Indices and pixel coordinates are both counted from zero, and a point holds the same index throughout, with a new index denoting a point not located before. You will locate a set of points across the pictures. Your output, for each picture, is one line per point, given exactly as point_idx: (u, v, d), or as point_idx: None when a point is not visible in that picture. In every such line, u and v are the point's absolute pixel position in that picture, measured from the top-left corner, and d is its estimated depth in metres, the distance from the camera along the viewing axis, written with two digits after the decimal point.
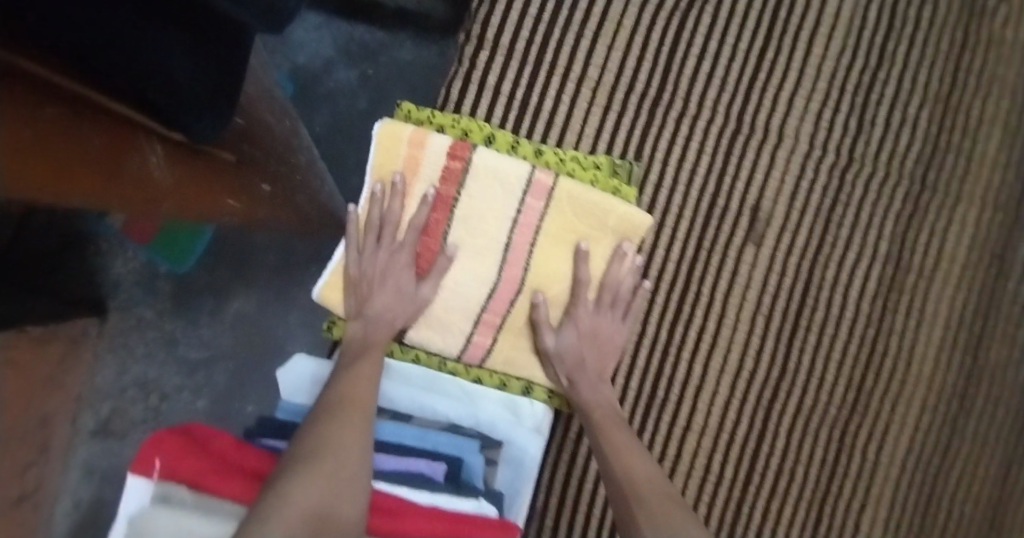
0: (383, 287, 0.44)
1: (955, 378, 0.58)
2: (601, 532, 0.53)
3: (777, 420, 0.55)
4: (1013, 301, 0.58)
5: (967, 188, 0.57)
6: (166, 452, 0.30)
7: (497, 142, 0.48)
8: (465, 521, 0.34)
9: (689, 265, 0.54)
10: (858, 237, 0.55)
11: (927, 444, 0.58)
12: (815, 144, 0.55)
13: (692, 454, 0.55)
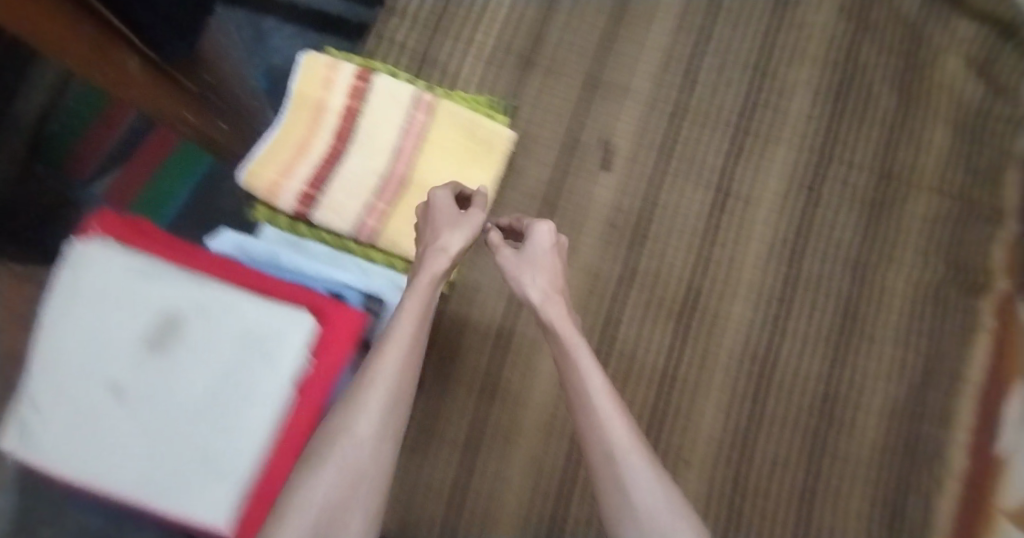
0: (440, 249, 0.48)
1: (776, 283, 0.71)
2: (476, 394, 0.67)
3: (623, 310, 0.69)
4: (825, 223, 0.72)
5: (778, 133, 0.73)
6: (104, 225, 0.45)
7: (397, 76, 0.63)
8: (321, 305, 0.46)
9: (552, 184, 0.71)
10: (687, 167, 0.71)
11: (755, 338, 0.70)
12: (650, 97, 0.73)
13: None
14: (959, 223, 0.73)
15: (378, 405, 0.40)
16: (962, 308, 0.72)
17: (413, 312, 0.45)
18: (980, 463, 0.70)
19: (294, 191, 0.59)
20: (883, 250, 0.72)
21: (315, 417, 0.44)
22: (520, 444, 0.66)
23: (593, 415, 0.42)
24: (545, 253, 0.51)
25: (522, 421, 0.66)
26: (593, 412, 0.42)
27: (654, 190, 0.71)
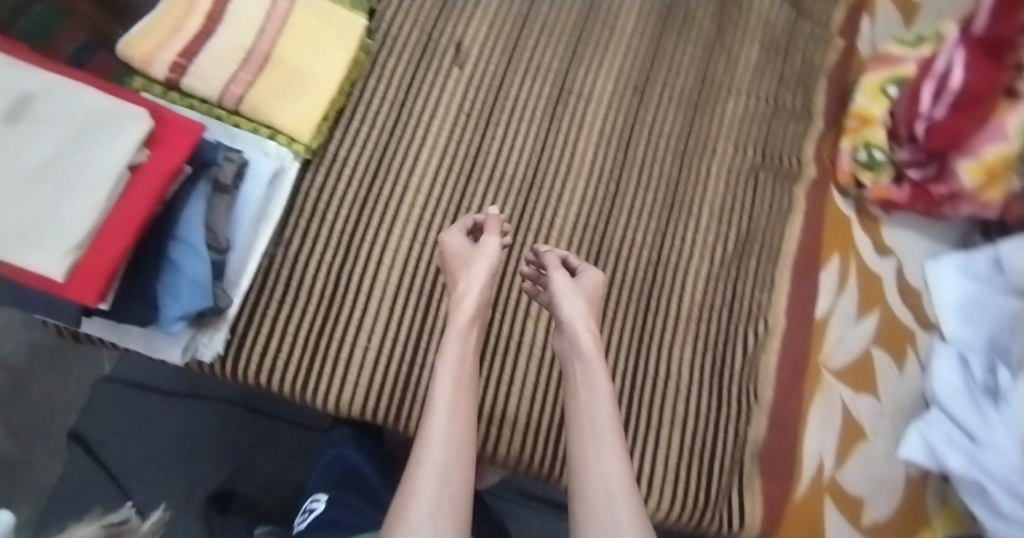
0: (468, 293, 0.61)
1: (611, 165, 0.81)
2: (336, 255, 0.72)
3: (475, 185, 0.77)
4: (650, 118, 0.84)
5: (608, 47, 0.86)
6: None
7: None
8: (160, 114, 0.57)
9: (411, 78, 0.80)
10: (530, 69, 0.83)
11: (592, 212, 0.79)
12: (499, 13, 0.85)
13: (412, 206, 0.75)
14: (770, 119, 0.87)
15: (441, 421, 0.52)
16: (777, 189, 0.84)
17: (450, 356, 0.57)
18: (797, 320, 0.80)
19: (165, 60, 0.68)
20: (704, 138, 0.84)
21: (149, 190, 0.54)
22: (376, 294, 0.72)
23: (585, 414, 0.54)
24: (591, 279, 0.65)
25: (379, 274, 0.73)
26: (589, 424, 0.53)
27: (503, 83, 0.82)
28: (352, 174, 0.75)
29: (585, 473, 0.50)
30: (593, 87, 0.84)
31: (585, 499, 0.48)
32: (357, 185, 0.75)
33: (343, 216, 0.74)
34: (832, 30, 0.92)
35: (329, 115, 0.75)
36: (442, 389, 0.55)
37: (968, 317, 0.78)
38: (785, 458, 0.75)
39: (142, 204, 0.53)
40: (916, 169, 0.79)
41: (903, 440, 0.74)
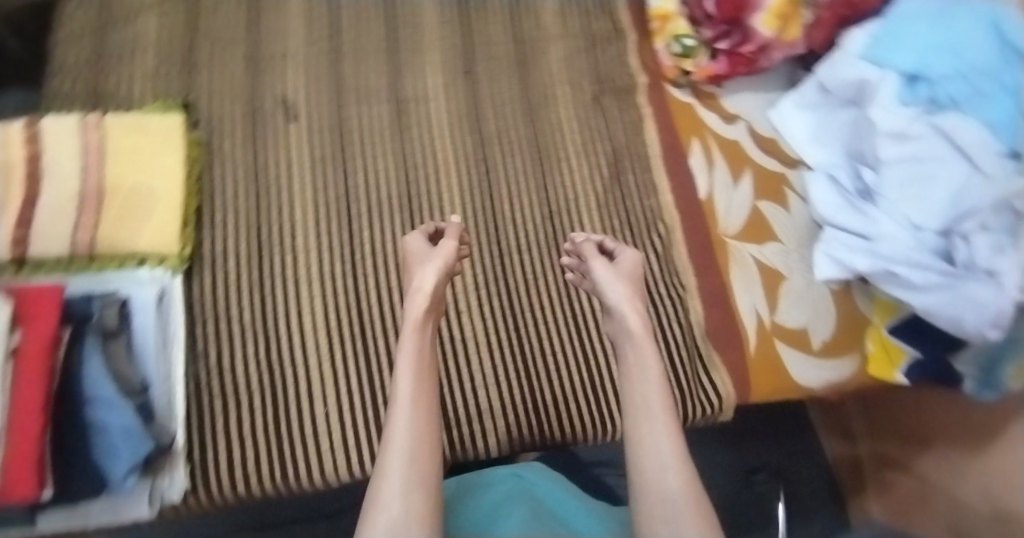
0: (420, 297, 0.64)
1: (474, 150, 0.85)
2: (257, 344, 0.72)
3: (360, 221, 0.79)
4: (490, 95, 0.88)
5: (424, 44, 0.89)
6: None
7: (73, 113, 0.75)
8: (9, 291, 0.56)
9: (253, 150, 0.80)
10: (361, 95, 0.85)
11: (475, 198, 0.82)
12: (310, 55, 0.86)
13: (309, 266, 0.76)
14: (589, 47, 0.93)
15: (404, 422, 0.56)
16: (622, 106, 0.90)
17: (407, 362, 0.61)
18: (689, 208, 0.87)
19: (4, 234, 0.65)
20: (544, 89, 0.89)
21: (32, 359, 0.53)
22: (315, 361, 0.72)
23: (637, 390, 0.64)
24: (628, 260, 0.73)
25: (307, 344, 0.72)
26: (644, 402, 0.63)
27: (342, 116, 0.83)
28: (239, 262, 0.74)
29: (638, 449, 0.60)
30: (426, 84, 0.87)
31: (642, 478, 0.58)
32: (249, 268, 0.74)
33: (249, 303, 0.73)
34: None
35: (189, 218, 0.74)
36: (401, 393, 0.59)
37: (818, 141, 0.89)
38: (730, 327, 0.82)
39: (37, 389, 0.52)
40: (723, 39, 0.88)
41: (817, 264, 0.83)
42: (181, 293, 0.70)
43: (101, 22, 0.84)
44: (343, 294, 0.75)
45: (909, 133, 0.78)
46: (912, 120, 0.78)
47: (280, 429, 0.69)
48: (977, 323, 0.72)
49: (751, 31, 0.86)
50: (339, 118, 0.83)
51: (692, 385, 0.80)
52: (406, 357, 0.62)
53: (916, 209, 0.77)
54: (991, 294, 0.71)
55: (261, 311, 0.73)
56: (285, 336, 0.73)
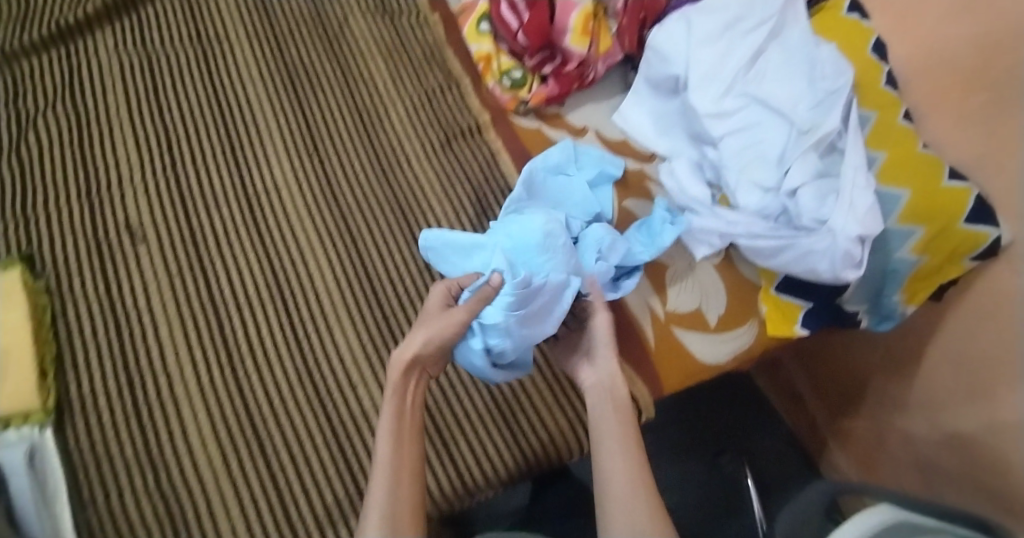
0: (418, 335, 0.56)
1: (320, 258, 0.81)
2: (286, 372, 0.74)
3: (229, 337, 0.75)
4: (349, 186, 0.86)
5: (270, 147, 0.86)
6: None
7: None
8: None
9: (104, 296, 0.74)
10: (215, 212, 0.81)
11: (269, 339, 0.76)
12: (157, 177, 0.81)
13: (207, 400, 0.72)
14: (429, 103, 0.94)
15: (385, 486, 0.49)
16: (472, 147, 0.92)
17: (385, 428, 0.52)
18: None
19: None
20: (397, 159, 0.89)
21: None
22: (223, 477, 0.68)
23: (606, 460, 0.57)
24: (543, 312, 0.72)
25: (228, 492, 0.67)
26: (616, 441, 0.58)
27: (193, 227, 0.80)
28: (171, 381, 0.72)
29: (603, 477, 0.56)
30: (285, 188, 0.84)
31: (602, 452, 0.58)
32: (128, 417, 0.70)
33: (133, 458, 0.68)
34: (423, 11, 1.01)
35: (48, 404, 0.67)
36: (381, 432, 0.52)
37: (660, 135, 0.93)
38: (630, 328, 0.82)
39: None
40: (547, 64, 0.91)
41: (688, 245, 0.86)
42: (56, 447, 0.66)
43: None
44: (253, 385, 0.73)
45: (728, 110, 0.82)
46: (726, 100, 0.82)
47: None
48: (829, 268, 0.75)
49: (569, 53, 0.91)
50: (232, 235, 0.80)
51: (565, 436, 0.76)
52: (384, 422, 0.53)
53: (756, 172, 0.81)
54: (825, 242, 0.74)
55: (183, 429, 0.70)
56: (209, 451, 0.69)
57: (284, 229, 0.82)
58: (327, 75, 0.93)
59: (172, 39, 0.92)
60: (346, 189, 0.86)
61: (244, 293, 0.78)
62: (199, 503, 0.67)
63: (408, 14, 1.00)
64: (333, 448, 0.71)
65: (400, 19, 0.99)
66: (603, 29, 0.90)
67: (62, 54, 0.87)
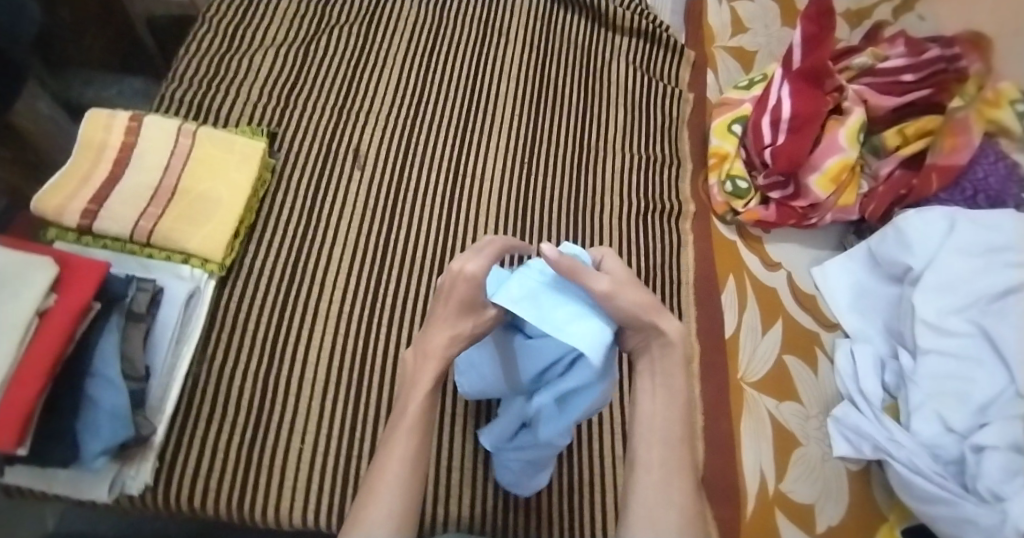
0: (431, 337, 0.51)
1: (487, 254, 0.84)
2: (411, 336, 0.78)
3: (381, 281, 0.81)
4: (540, 206, 0.89)
5: (496, 142, 0.92)
6: (79, 267, 0.61)
7: (92, 121, 0.76)
8: (87, 277, 0.60)
9: (311, 198, 0.84)
10: (424, 174, 0.88)
11: (412, 300, 0.80)
12: (397, 123, 0.90)
13: (339, 323, 0.78)
14: (647, 169, 0.95)
15: (398, 464, 0.49)
16: (666, 228, 0.92)
17: (406, 424, 0.50)
18: (714, 341, 0.86)
19: (76, 209, 0.72)
20: (594, 204, 0.91)
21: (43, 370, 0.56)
22: (316, 398, 0.74)
23: (645, 439, 0.49)
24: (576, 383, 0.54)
25: (314, 412, 0.73)
26: (657, 413, 0.50)
27: (401, 175, 0.87)
28: (322, 293, 0.79)
29: (640, 452, 0.49)
30: (488, 183, 0.89)
31: (638, 496, 0.48)
32: (274, 304, 0.78)
33: (260, 340, 0.76)
34: (681, 86, 1.02)
35: (225, 262, 0.76)
36: (403, 425, 0.50)
37: (852, 309, 0.87)
38: (730, 486, 0.77)
39: (43, 361, 0.56)
40: (777, 188, 0.89)
41: (833, 440, 0.80)
42: (209, 297, 0.75)
43: (221, 46, 0.89)
44: (378, 331, 0.78)
45: (949, 328, 0.76)
46: (952, 318, 0.76)
47: (257, 435, 0.71)
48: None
49: (806, 191, 0.87)
50: (428, 198, 0.87)
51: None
52: (413, 404, 0.51)
53: (948, 408, 0.74)
54: (992, 519, 0.66)
55: (306, 339, 0.77)
56: (317, 369, 0.75)
57: (469, 217, 0.86)
58: (569, 103, 0.97)
59: (464, 15, 1.01)
60: (538, 208, 0.89)
61: (412, 251, 0.83)
62: (290, 404, 0.73)
63: (667, 81, 1.02)
64: None
65: (661, 82, 1.01)
66: (852, 184, 0.86)
67: None
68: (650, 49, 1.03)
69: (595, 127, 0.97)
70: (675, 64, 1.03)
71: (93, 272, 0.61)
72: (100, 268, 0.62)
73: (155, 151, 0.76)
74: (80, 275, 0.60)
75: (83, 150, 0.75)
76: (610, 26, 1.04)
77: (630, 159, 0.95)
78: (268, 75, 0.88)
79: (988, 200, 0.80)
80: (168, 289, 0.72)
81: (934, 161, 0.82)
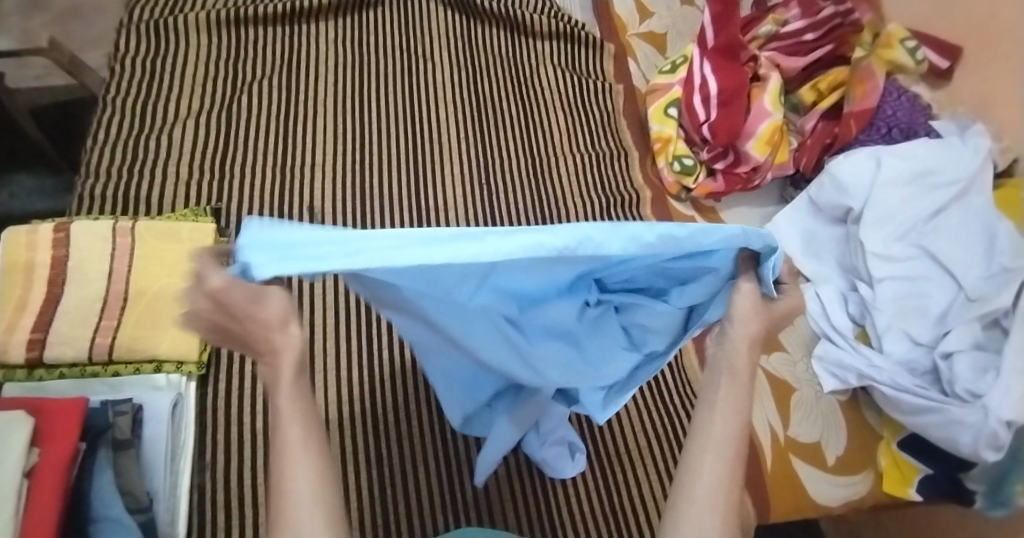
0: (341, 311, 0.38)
1: None
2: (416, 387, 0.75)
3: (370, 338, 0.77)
4: (506, 222, 0.88)
5: (446, 170, 0.91)
6: (53, 410, 0.56)
7: (11, 240, 0.69)
8: (68, 418, 0.55)
9: None
10: (383, 216, 0.85)
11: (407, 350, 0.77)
12: (344, 174, 0.87)
13: (339, 391, 0.74)
14: (597, 165, 0.97)
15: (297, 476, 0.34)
16: (627, 217, 0.92)
17: (286, 379, 0.34)
18: None
19: (20, 342, 0.65)
20: (557, 208, 0.91)
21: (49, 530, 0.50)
22: None
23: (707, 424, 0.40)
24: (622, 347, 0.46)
25: None
26: (721, 398, 0.40)
27: (362, 224, 0.84)
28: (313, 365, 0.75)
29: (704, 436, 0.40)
30: (450, 212, 0.88)
31: (688, 493, 0.38)
32: (266, 389, 0.72)
33: (262, 430, 0.70)
34: (608, 79, 1.05)
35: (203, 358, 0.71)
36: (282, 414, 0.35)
37: (807, 255, 0.94)
38: (748, 444, 0.82)
39: (43, 526, 0.49)
40: (721, 159, 0.94)
41: (821, 377, 0.86)
42: (196, 400, 0.69)
43: (134, 127, 0.84)
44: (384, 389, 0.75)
45: (896, 255, 0.84)
46: (897, 244, 0.84)
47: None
48: (971, 443, 0.70)
49: (746, 156, 0.93)
50: None
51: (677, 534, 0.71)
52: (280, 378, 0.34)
53: (912, 325, 0.81)
54: (975, 416, 0.70)
55: None
56: None
57: None
58: (508, 117, 0.98)
59: (382, 53, 1.00)
60: (504, 224, 0.88)
61: None
62: None
63: (594, 77, 1.05)
64: (444, 480, 0.69)
65: (588, 80, 1.04)
66: (784, 142, 0.95)
67: (288, 37, 0.98)
68: (570, 51, 1.06)
69: (537, 134, 0.98)
70: (597, 61, 1.07)
71: (71, 412, 0.56)
72: (78, 405, 0.57)
73: (95, 257, 0.70)
74: (61, 418, 0.55)
75: (10, 275, 0.68)
76: (525, 36, 1.05)
77: (579, 159, 0.96)
78: (195, 146, 0.84)
79: (902, 133, 0.90)
80: (150, 403, 0.65)
81: (850, 109, 0.92)
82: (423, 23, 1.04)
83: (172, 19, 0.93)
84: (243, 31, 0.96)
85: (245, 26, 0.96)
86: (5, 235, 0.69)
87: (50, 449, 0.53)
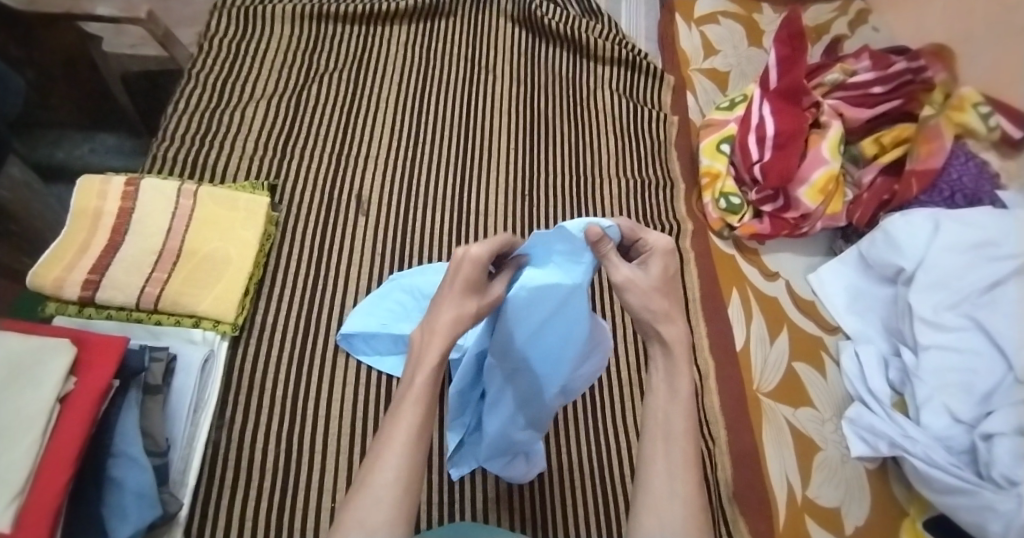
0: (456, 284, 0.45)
1: None
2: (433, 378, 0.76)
3: None
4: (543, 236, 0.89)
5: (491, 178, 0.93)
6: (93, 344, 0.59)
7: (87, 187, 0.74)
8: (104, 353, 0.58)
9: (318, 248, 0.83)
10: (425, 213, 0.88)
11: None
12: (394, 168, 0.91)
13: (360, 372, 0.76)
14: (640, 191, 0.97)
15: (395, 461, 0.42)
16: None
17: (412, 399, 0.44)
18: (728, 356, 0.87)
19: (77, 281, 0.70)
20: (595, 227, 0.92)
21: (67, 459, 0.52)
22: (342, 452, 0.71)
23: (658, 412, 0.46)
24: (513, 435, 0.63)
25: (342, 467, 0.70)
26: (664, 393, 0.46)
27: (404, 217, 0.87)
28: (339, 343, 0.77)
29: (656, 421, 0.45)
30: (490, 218, 0.89)
31: (645, 489, 0.43)
32: (289, 361, 0.75)
33: (279, 399, 0.73)
34: (665, 110, 1.06)
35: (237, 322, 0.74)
36: (408, 399, 0.45)
37: (849, 312, 0.91)
38: (761, 497, 0.78)
39: (65, 455, 0.52)
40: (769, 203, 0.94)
41: (848, 441, 0.82)
42: (224, 359, 0.72)
43: (211, 102, 0.90)
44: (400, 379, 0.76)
45: (946, 323, 0.80)
46: (946, 314, 0.80)
47: (285, 500, 0.67)
48: (1000, 532, 0.66)
49: (795, 203, 0.92)
50: (434, 237, 0.86)
51: None
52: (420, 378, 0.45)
53: (955, 401, 0.76)
54: (1010, 504, 0.66)
55: (326, 393, 0.74)
56: (341, 423, 0.72)
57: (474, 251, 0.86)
58: (558, 135, 1.00)
59: (448, 61, 1.04)
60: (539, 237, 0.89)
61: None
62: (314, 463, 0.69)
63: (650, 107, 1.06)
64: (444, 475, 0.70)
65: (643, 110, 1.05)
66: (838, 193, 0.93)
67: (363, 36, 1.03)
68: (630, 79, 1.08)
69: (585, 155, 0.99)
70: (656, 92, 1.08)
71: (109, 348, 0.59)
72: (115, 343, 0.60)
73: (158, 214, 0.75)
74: (98, 353, 0.58)
75: (80, 220, 0.73)
76: (589, 63, 1.08)
77: (623, 183, 0.97)
78: (262, 126, 0.90)
79: (966, 199, 0.87)
80: (182, 355, 0.68)
81: (912, 166, 0.90)
82: (491, 37, 1.08)
83: (261, 8, 1.00)
84: (322, 26, 1.02)
85: (324, 22, 1.02)
86: (81, 182, 0.75)
87: (84, 381, 0.57)
